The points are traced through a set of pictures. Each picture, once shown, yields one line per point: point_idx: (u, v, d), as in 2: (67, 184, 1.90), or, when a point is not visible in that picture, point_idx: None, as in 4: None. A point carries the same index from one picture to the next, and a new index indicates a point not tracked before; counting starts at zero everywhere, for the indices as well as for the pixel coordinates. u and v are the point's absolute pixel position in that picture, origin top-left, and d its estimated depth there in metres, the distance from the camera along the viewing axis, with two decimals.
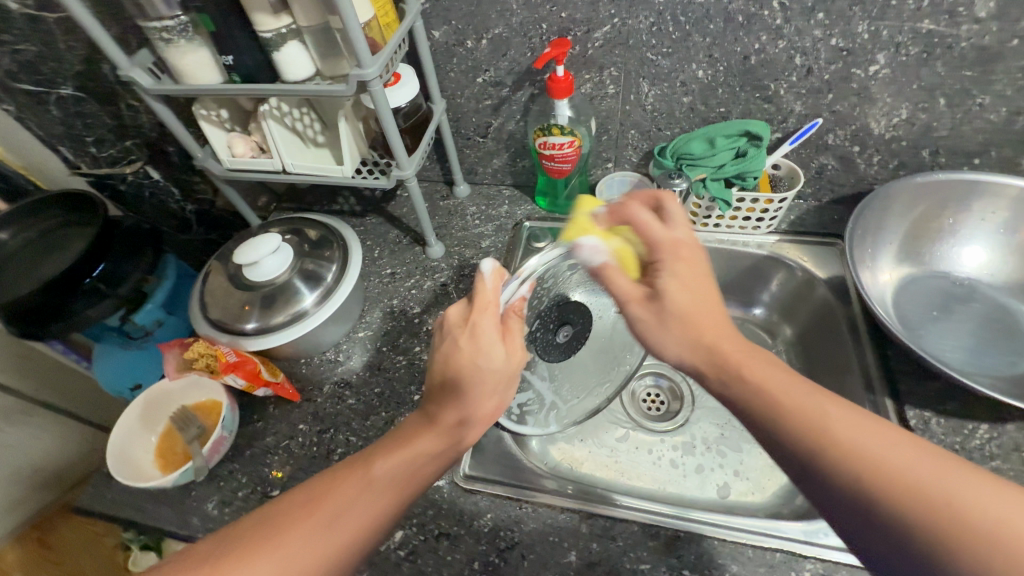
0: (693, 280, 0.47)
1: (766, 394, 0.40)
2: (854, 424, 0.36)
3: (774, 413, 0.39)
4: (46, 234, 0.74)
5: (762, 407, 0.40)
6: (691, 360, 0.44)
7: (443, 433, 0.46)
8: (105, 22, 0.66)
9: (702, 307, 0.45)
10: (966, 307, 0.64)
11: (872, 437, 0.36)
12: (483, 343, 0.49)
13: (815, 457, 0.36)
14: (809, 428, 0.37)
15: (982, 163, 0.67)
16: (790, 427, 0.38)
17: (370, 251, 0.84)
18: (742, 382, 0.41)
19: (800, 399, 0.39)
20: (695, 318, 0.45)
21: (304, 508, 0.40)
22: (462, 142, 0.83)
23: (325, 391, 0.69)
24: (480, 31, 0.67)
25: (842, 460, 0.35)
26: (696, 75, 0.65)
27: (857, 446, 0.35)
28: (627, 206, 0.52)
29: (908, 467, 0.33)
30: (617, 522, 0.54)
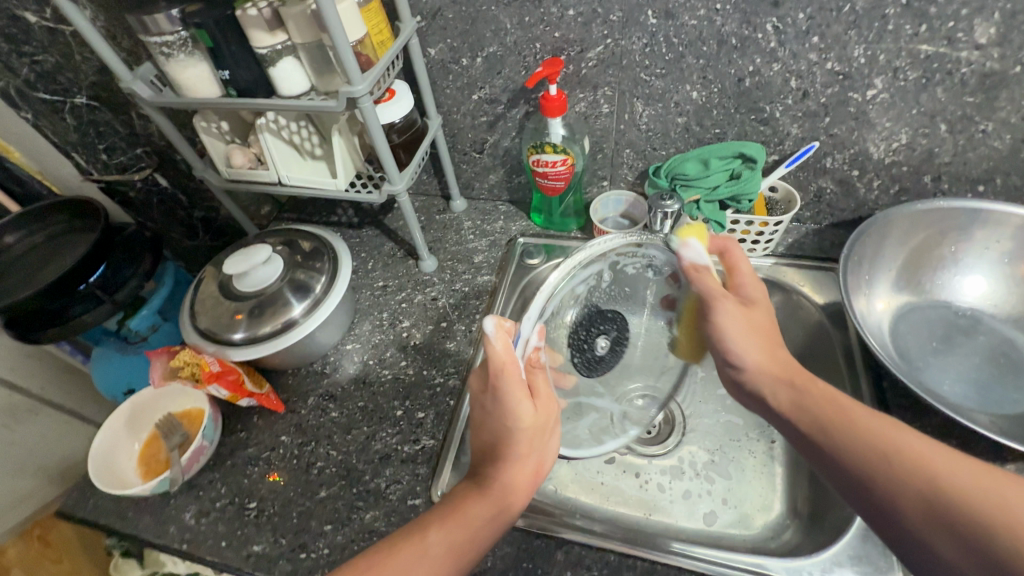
0: (755, 312, 0.53)
1: (812, 412, 0.46)
2: (921, 442, 0.40)
3: (822, 429, 0.44)
4: (52, 238, 0.76)
5: (818, 424, 0.45)
6: (763, 371, 0.50)
7: (491, 497, 0.45)
8: (115, 35, 0.69)
9: (761, 328, 0.53)
10: (969, 339, 0.62)
11: (913, 441, 0.40)
12: (511, 404, 0.44)
13: (868, 473, 0.41)
14: (879, 446, 0.41)
15: (987, 191, 0.65)
16: (838, 430, 0.44)
17: (364, 263, 0.84)
18: (808, 400, 0.47)
19: (852, 416, 0.44)
20: (770, 355, 0.51)
21: (391, 546, 0.42)
22: (458, 157, 0.84)
23: (310, 402, 0.69)
24: (476, 49, 0.68)
25: (892, 471, 0.40)
26: (690, 96, 0.65)
27: (924, 457, 0.39)
28: (726, 238, 0.58)
29: (953, 474, 0.38)
30: (593, 550, 0.53)
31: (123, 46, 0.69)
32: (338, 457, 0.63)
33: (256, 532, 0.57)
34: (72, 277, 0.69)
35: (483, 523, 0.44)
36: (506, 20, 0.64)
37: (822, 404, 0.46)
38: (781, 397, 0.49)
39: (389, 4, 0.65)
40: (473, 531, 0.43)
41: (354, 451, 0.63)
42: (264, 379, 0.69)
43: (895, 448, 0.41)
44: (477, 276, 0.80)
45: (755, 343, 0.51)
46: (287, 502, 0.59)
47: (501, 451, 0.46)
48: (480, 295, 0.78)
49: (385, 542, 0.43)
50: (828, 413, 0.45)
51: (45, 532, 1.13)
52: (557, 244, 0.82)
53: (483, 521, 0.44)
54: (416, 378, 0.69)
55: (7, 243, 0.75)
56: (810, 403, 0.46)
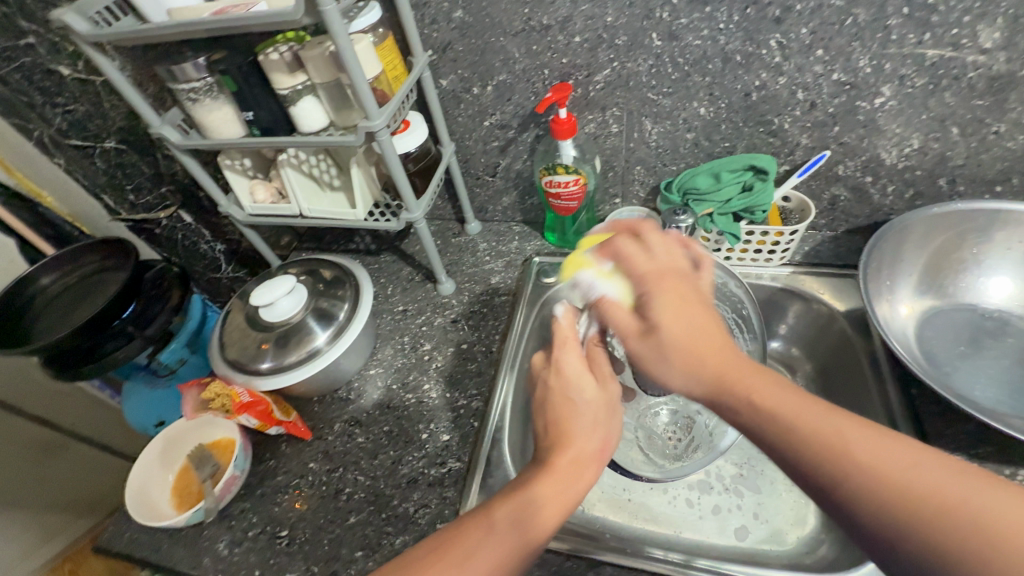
0: (690, 306, 0.43)
1: (776, 417, 0.36)
2: (867, 438, 0.34)
3: (772, 424, 0.36)
4: (85, 278, 0.79)
5: (770, 434, 0.36)
6: (696, 392, 0.40)
7: (557, 470, 0.44)
8: (145, 83, 0.73)
9: (706, 334, 0.41)
10: (998, 341, 0.61)
11: (882, 450, 0.33)
12: (570, 372, 0.49)
13: (839, 483, 0.33)
14: (827, 449, 0.34)
15: (1005, 191, 0.64)
16: (778, 432, 0.36)
17: (384, 288, 0.86)
18: (755, 408, 0.37)
19: (805, 420, 0.35)
20: (695, 349, 0.41)
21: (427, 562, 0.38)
22: (472, 181, 0.86)
23: (336, 429, 0.70)
24: (486, 78, 0.70)
25: (866, 487, 0.32)
26: (697, 112, 0.66)
27: (882, 465, 0.32)
28: (614, 241, 0.52)
29: (932, 488, 0.30)
30: (625, 570, 0.52)
31: (151, 93, 0.73)
32: (367, 483, 0.63)
33: (289, 561, 0.58)
34: (105, 317, 0.71)
35: (548, 493, 0.42)
36: (515, 49, 0.66)
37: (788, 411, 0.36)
38: (703, 380, 0.40)
39: (402, 41, 0.68)
40: (539, 511, 0.41)
41: (381, 476, 0.64)
42: (292, 407, 0.70)
43: (863, 457, 0.33)
44: (495, 297, 0.81)
45: (698, 343, 0.41)
46: (318, 529, 0.60)
47: (564, 423, 0.46)
48: (499, 315, 0.78)
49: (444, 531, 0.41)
50: (783, 422, 0.36)
51: (77, 566, 1.16)
52: None
53: (558, 483, 0.43)
54: (439, 401, 0.70)
55: (43, 284, 0.78)
56: (774, 418, 0.36)
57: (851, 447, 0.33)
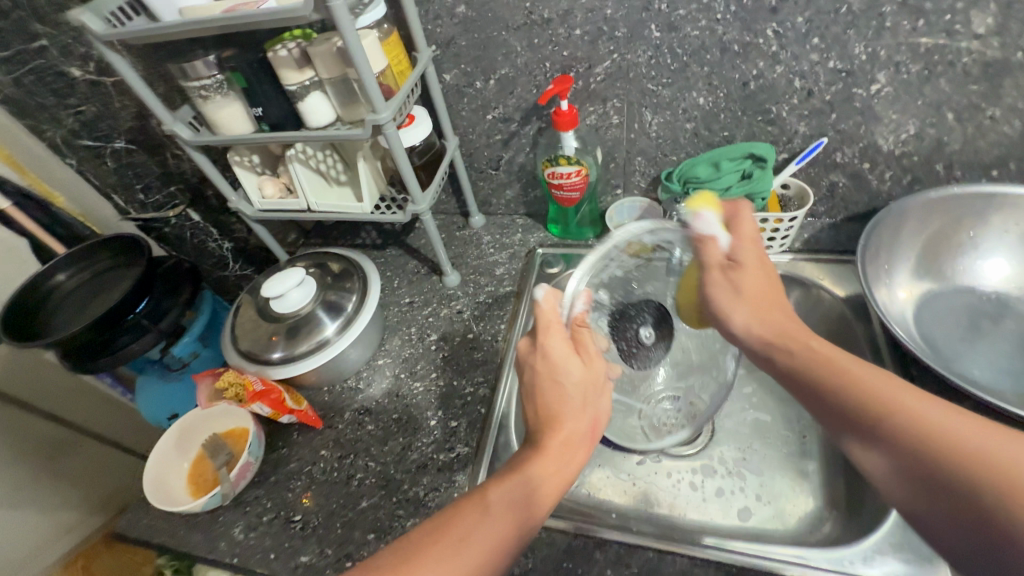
0: (760, 271, 0.54)
1: (835, 367, 0.45)
2: (908, 392, 0.40)
3: (846, 381, 0.43)
4: (100, 274, 0.81)
5: (845, 396, 0.42)
6: (758, 329, 0.52)
7: (549, 452, 0.46)
8: (155, 83, 0.74)
9: (770, 313, 0.52)
10: (995, 323, 0.62)
11: (935, 410, 0.38)
12: (557, 356, 0.49)
13: (863, 419, 0.41)
14: (877, 400, 0.41)
15: (1001, 175, 0.65)
16: (856, 399, 0.42)
17: (390, 281, 0.88)
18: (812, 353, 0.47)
19: (869, 385, 0.42)
20: (758, 295, 0.53)
21: (429, 538, 0.40)
22: (476, 175, 0.87)
23: (346, 417, 0.71)
24: (488, 73, 0.71)
25: (895, 425, 0.39)
26: (697, 102, 0.67)
27: (920, 414, 0.38)
28: (741, 204, 0.56)
29: (952, 430, 0.37)
30: (631, 548, 0.54)
31: (162, 92, 0.75)
32: (377, 468, 0.65)
33: (303, 544, 0.59)
34: (119, 311, 0.73)
35: (543, 472, 0.45)
36: (516, 43, 0.67)
37: (831, 364, 0.45)
38: (766, 329, 0.51)
39: (406, 37, 0.70)
40: (534, 492, 0.44)
41: (392, 462, 0.65)
42: (302, 397, 0.72)
43: (929, 419, 0.38)
44: (500, 288, 0.82)
45: (769, 320, 0.52)
46: (331, 513, 0.62)
47: (553, 410, 0.48)
48: (504, 306, 0.80)
49: (448, 511, 0.43)
50: (882, 392, 0.41)
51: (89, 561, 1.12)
52: (576, 252, 0.84)
53: (552, 463, 0.46)
54: (447, 389, 0.71)
55: (59, 281, 0.80)
56: (876, 386, 0.41)
57: (892, 396, 0.40)
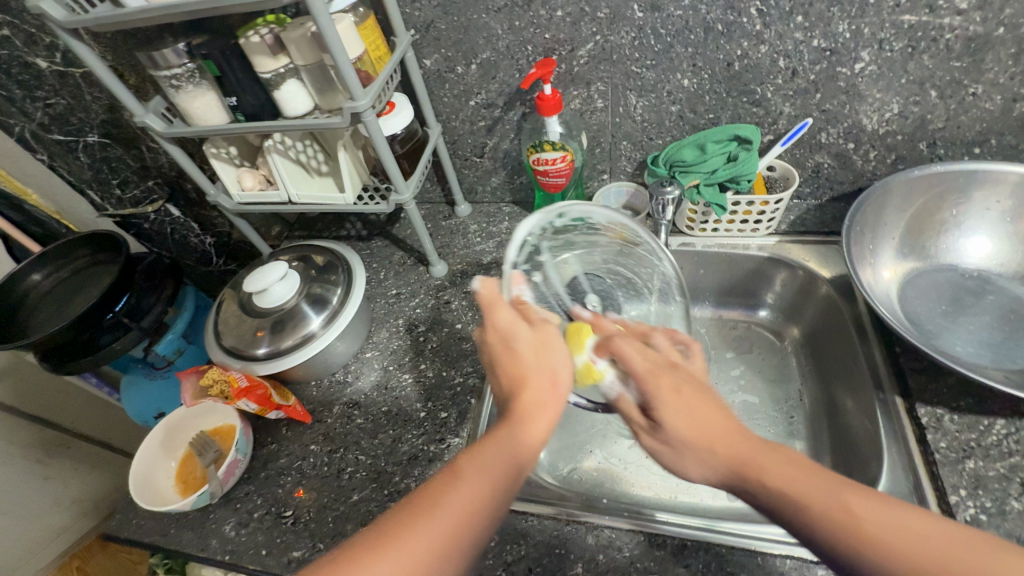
0: (685, 395, 0.42)
1: (815, 510, 0.36)
2: (906, 526, 0.34)
3: (837, 528, 0.34)
4: (77, 272, 0.79)
5: (794, 502, 0.36)
6: (709, 474, 0.40)
7: (513, 428, 0.43)
8: (125, 73, 0.72)
9: (706, 422, 0.40)
10: (977, 299, 0.63)
11: (942, 540, 0.33)
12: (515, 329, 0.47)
13: (866, 562, 0.33)
14: (894, 553, 0.33)
15: (983, 152, 0.65)
16: (853, 538, 0.34)
17: (376, 273, 0.86)
18: (770, 487, 0.37)
19: (818, 493, 0.36)
20: (700, 426, 0.40)
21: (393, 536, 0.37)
22: (460, 163, 0.86)
23: (335, 411, 0.71)
24: (470, 57, 0.70)
25: (911, 569, 0.32)
26: (681, 84, 0.67)
27: (932, 551, 0.33)
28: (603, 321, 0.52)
29: (974, 563, 0.32)
30: (622, 532, 0.54)
31: (132, 82, 0.73)
32: (368, 462, 0.64)
33: (295, 539, 0.59)
34: (99, 309, 0.71)
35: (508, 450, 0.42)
36: (497, 26, 0.66)
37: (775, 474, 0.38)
38: (654, 438, 0.42)
39: (383, 21, 0.68)
40: (500, 465, 0.41)
41: (382, 454, 0.65)
42: (290, 392, 0.71)
43: (878, 529, 0.34)
44: (488, 277, 0.82)
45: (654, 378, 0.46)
46: (322, 507, 0.61)
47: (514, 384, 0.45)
48: None
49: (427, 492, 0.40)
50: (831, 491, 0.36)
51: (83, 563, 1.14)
52: None
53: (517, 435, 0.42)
54: (436, 380, 0.71)
55: (34, 281, 0.78)
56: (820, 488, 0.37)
57: (883, 532, 0.34)
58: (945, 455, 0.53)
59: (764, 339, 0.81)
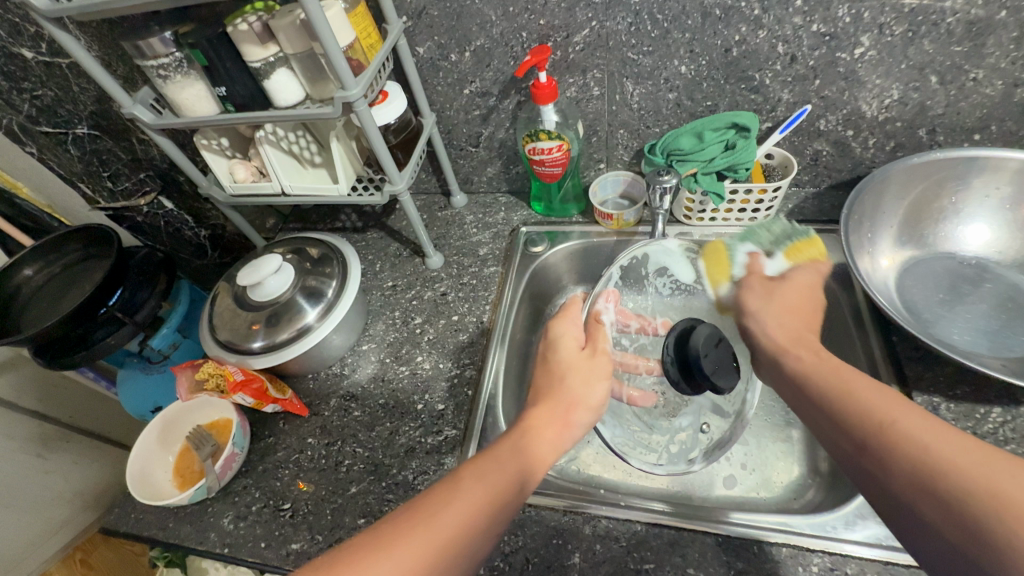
0: (781, 302, 0.56)
1: (840, 390, 0.45)
2: (912, 417, 0.39)
3: (839, 398, 0.44)
4: (70, 267, 0.78)
5: (829, 397, 0.45)
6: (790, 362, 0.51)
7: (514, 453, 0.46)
8: (113, 63, 0.71)
9: (798, 332, 0.54)
10: (974, 287, 0.63)
11: (930, 431, 0.38)
12: (567, 360, 0.54)
13: (851, 431, 0.42)
14: (873, 419, 0.41)
15: (983, 139, 0.65)
16: (844, 408, 0.43)
17: (372, 265, 0.86)
18: (817, 385, 0.47)
19: (866, 393, 0.43)
20: (793, 330, 0.54)
21: (408, 522, 0.38)
22: (455, 153, 0.85)
23: (332, 404, 0.71)
24: (463, 44, 0.69)
25: (889, 442, 0.39)
26: (679, 71, 0.66)
27: (911, 436, 0.38)
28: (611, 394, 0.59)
29: (942, 451, 0.36)
30: (620, 522, 0.54)
31: (121, 72, 0.71)
32: (365, 454, 0.64)
33: (294, 531, 0.59)
34: (91, 304, 0.71)
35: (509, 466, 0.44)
36: (491, 12, 0.64)
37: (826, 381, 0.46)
38: (798, 367, 0.50)
39: (375, 8, 0.66)
40: (502, 477, 0.43)
41: (380, 447, 0.65)
42: (286, 385, 0.71)
43: (890, 415, 0.40)
44: (484, 269, 0.81)
45: (790, 325, 0.55)
46: (320, 500, 0.61)
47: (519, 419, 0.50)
48: (488, 286, 0.79)
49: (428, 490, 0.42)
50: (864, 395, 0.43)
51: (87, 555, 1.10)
52: (559, 230, 0.83)
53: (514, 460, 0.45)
54: (433, 372, 0.71)
55: (26, 275, 0.77)
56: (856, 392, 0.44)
57: (894, 418, 0.40)
58: None
59: None
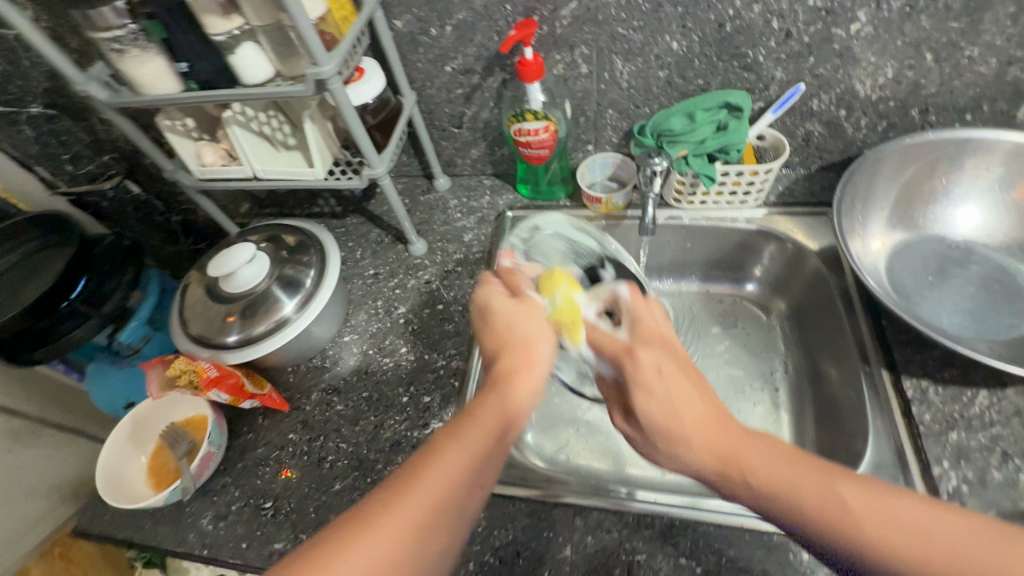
0: (667, 375, 0.42)
1: (789, 495, 0.35)
2: (887, 503, 0.34)
3: (804, 510, 0.35)
4: (26, 257, 0.71)
5: (794, 512, 0.35)
6: (695, 467, 0.39)
7: (485, 394, 0.42)
8: (64, 35, 0.65)
9: (683, 409, 0.40)
10: (962, 270, 0.62)
11: (913, 513, 0.33)
12: (500, 309, 0.48)
13: (854, 552, 0.33)
14: (857, 526, 0.33)
15: (974, 119, 0.64)
16: (824, 519, 0.34)
17: (352, 252, 0.82)
18: (754, 485, 0.37)
19: (812, 480, 0.36)
20: (679, 419, 0.39)
21: (352, 526, 0.35)
22: (437, 134, 0.81)
23: (313, 398, 0.68)
24: (444, 17, 0.65)
25: (903, 555, 0.32)
26: (670, 47, 0.63)
27: (907, 530, 0.33)
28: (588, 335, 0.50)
29: (970, 554, 0.31)
30: (610, 512, 0.53)
31: (73, 46, 0.66)
32: (349, 450, 0.62)
33: (276, 530, 0.57)
34: (53, 296, 0.66)
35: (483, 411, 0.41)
36: None
37: (763, 476, 0.36)
38: (730, 477, 0.37)
39: None
40: (474, 424, 0.40)
41: (364, 442, 0.63)
42: (265, 379, 0.68)
43: (858, 505, 0.34)
44: (469, 255, 0.79)
45: (688, 388, 0.41)
46: (303, 497, 0.59)
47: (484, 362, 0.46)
48: (474, 274, 0.76)
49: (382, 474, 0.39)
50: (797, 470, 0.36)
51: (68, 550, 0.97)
52: (547, 214, 0.81)
53: (488, 404, 0.42)
54: (418, 364, 0.68)
55: None
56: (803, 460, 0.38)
57: (869, 516, 0.33)
58: (929, 427, 0.53)
59: (751, 314, 0.80)
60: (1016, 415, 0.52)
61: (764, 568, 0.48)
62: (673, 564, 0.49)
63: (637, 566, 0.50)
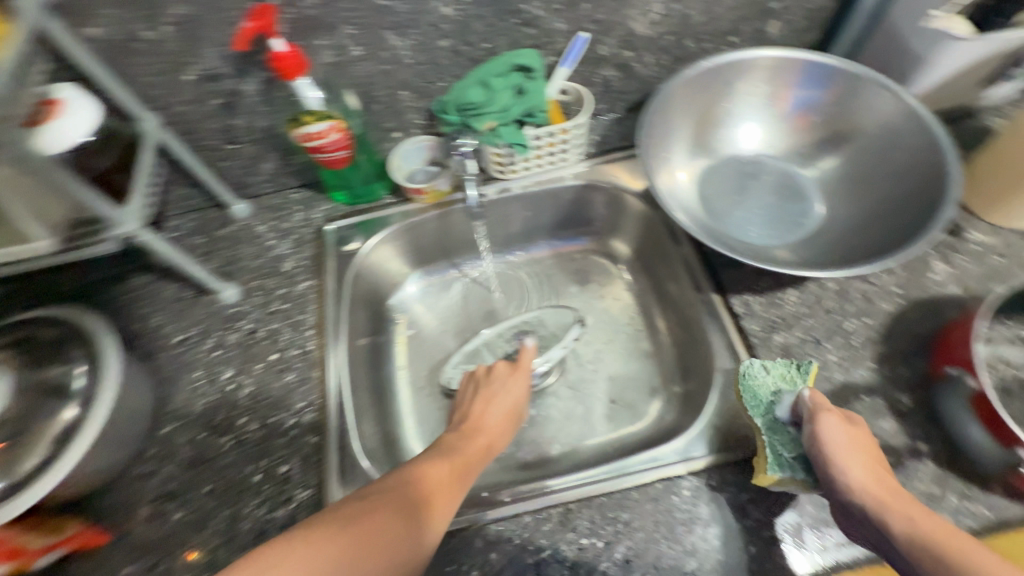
0: (861, 436, 0.46)
1: (881, 500, 0.41)
2: (951, 531, 0.37)
3: (875, 504, 0.41)
4: None
5: (875, 512, 0.41)
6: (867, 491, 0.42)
7: (407, 515, 0.44)
8: None
9: (864, 446, 0.45)
10: (755, 183, 0.68)
11: (972, 546, 0.36)
12: (500, 381, 0.63)
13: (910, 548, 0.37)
14: (924, 532, 0.38)
15: (739, 41, 0.68)
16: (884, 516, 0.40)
17: (146, 321, 0.67)
18: (867, 474, 0.43)
19: (914, 503, 0.41)
20: (862, 442, 0.46)
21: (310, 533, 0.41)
22: (212, 155, 0.67)
23: (141, 515, 0.55)
24: (156, 15, 0.51)
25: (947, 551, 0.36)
26: (443, 13, 0.57)
27: (962, 548, 0.36)
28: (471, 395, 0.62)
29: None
30: (508, 520, 0.52)
31: None
32: (204, 560, 0.52)
33: None
34: None
35: (387, 531, 0.42)
36: None
37: (880, 487, 0.42)
38: (859, 471, 0.43)
39: None
40: (375, 550, 0.41)
41: (220, 544, 0.53)
42: (66, 517, 0.53)
43: (937, 531, 0.38)
44: (295, 286, 0.68)
45: (860, 459, 0.44)
46: None
47: (415, 470, 0.49)
48: (306, 307, 0.67)
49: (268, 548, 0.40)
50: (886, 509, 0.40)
51: None
52: (372, 218, 0.73)
53: (398, 524, 0.43)
54: (264, 432, 0.59)
55: None
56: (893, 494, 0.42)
57: (942, 530, 0.37)
58: (759, 336, 0.58)
59: (600, 264, 0.82)
60: (819, 303, 0.60)
61: (657, 518, 0.50)
62: (577, 548, 0.49)
63: (545, 563, 0.49)
